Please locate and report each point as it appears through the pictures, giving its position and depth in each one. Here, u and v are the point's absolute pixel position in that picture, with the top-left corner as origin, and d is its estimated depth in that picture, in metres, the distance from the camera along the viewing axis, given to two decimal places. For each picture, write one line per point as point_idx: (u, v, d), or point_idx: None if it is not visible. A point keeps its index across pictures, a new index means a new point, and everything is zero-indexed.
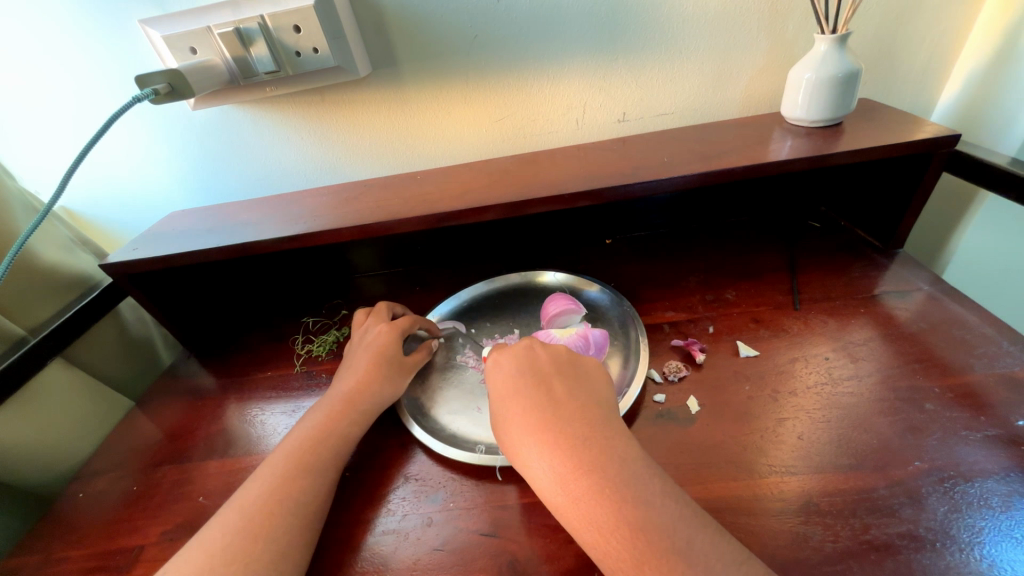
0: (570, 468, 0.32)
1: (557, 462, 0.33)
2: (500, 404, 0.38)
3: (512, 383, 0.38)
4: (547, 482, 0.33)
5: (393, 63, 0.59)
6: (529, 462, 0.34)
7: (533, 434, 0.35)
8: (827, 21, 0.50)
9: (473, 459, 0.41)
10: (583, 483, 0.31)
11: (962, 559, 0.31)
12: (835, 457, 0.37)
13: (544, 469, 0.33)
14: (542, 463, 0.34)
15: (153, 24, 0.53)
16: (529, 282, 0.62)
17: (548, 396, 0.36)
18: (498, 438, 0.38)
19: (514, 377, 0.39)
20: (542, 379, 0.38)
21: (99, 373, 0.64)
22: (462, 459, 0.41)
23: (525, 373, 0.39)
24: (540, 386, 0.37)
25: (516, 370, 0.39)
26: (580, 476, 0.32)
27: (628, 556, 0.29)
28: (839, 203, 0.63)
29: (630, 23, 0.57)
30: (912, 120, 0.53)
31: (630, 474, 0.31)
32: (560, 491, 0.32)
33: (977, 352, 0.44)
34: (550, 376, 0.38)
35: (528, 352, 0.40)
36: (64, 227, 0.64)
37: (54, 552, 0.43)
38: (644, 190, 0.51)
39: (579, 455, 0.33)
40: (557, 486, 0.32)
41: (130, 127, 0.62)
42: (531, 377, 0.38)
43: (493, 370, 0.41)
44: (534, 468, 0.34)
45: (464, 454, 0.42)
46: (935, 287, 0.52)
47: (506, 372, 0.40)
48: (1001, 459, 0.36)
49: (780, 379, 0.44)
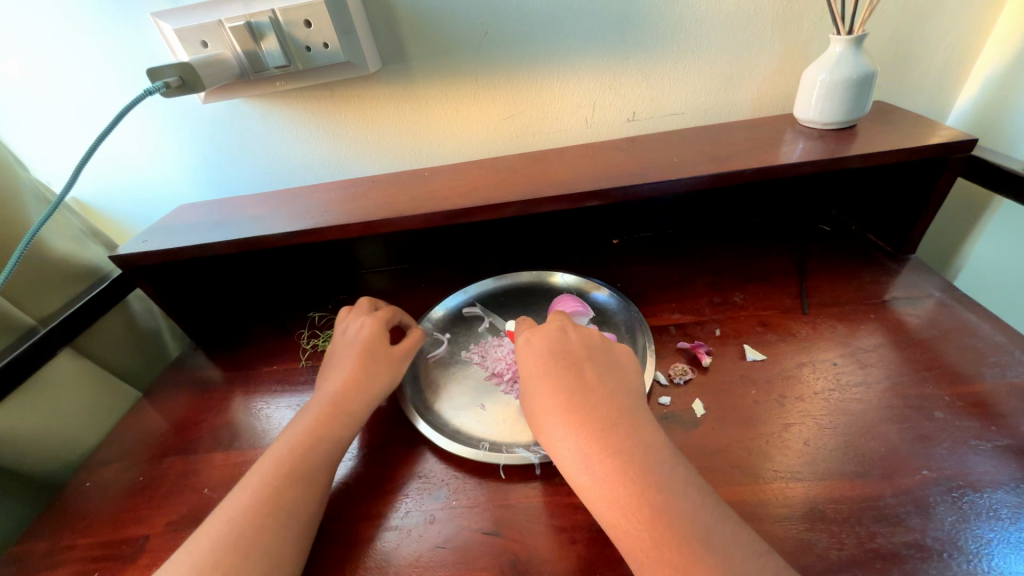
0: (597, 450, 0.32)
1: (580, 443, 0.33)
2: (529, 382, 0.38)
3: (541, 363, 0.38)
4: (569, 461, 0.33)
5: (403, 59, 0.59)
6: (552, 441, 0.35)
7: (558, 414, 0.35)
8: (842, 23, 0.49)
9: (478, 456, 0.41)
10: (607, 466, 0.31)
11: (969, 570, 0.30)
12: (841, 462, 0.37)
13: (568, 448, 0.33)
14: (569, 443, 0.34)
15: (165, 17, 0.53)
16: (539, 280, 0.62)
17: (578, 378, 0.36)
18: (525, 413, 0.38)
19: (543, 358, 0.38)
20: (573, 362, 0.37)
21: (109, 362, 0.64)
22: (467, 456, 0.41)
23: (556, 355, 0.38)
24: (570, 369, 0.37)
25: (547, 351, 0.39)
26: (606, 458, 0.32)
27: (649, 537, 0.29)
28: (850, 207, 0.62)
29: (642, 21, 0.56)
30: (928, 124, 0.52)
31: (655, 460, 0.31)
32: (584, 472, 0.32)
33: (988, 360, 0.43)
34: (581, 359, 0.38)
35: (560, 333, 0.40)
36: (74, 218, 0.65)
37: (61, 539, 0.43)
38: (653, 190, 0.50)
39: (603, 438, 0.33)
40: (581, 466, 0.32)
41: (140, 119, 0.63)
42: (561, 360, 0.38)
43: (521, 351, 0.40)
44: (560, 448, 0.34)
45: (470, 450, 0.42)
46: (947, 294, 0.51)
47: (535, 352, 0.39)
48: (1011, 470, 0.35)
49: (787, 383, 0.44)
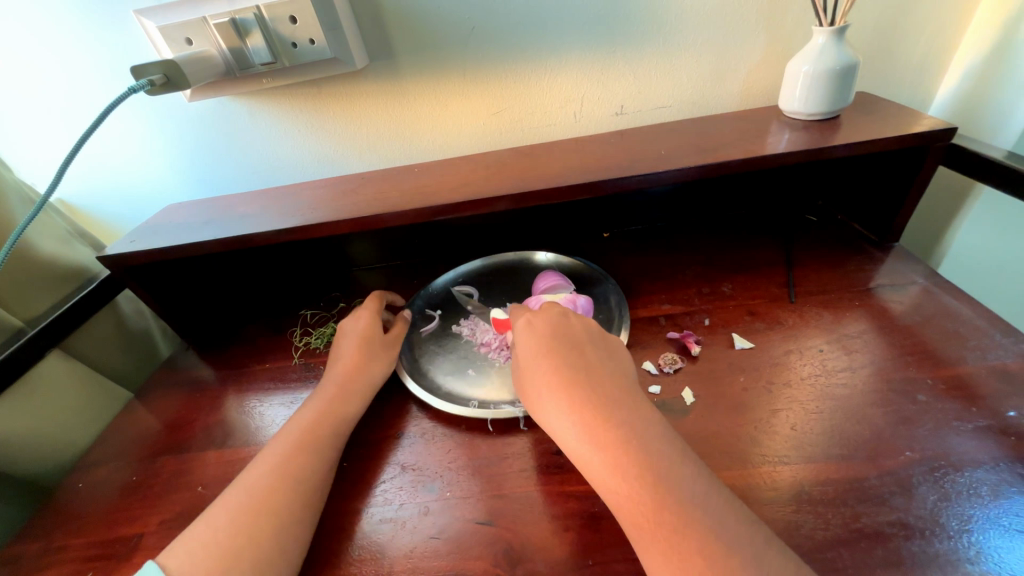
0: (599, 424, 0.33)
1: (581, 418, 0.34)
2: (530, 362, 0.39)
3: (543, 344, 0.39)
4: (570, 435, 0.34)
5: (390, 55, 0.59)
6: (553, 417, 0.35)
7: (560, 391, 0.35)
8: (825, 14, 0.50)
9: (468, 413, 0.44)
10: (608, 439, 0.32)
11: (951, 546, 0.31)
12: (828, 446, 0.38)
13: (569, 424, 0.34)
14: (570, 419, 0.34)
15: (148, 15, 0.53)
16: (523, 259, 0.65)
17: (579, 359, 0.37)
18: (524, 393, 0.39)
19: (546, 339, 0.39)
20: (576, 345, 0.38)
21: (99, 364, 0.64)
22: (457, 412, 0.45)
23: (558, 336, 0.39)
24: (572, 349, 0.38)
25: (549, 332, 0.39)
26: (608, 431, 0.32)
27: (651, 505, 0.29)
28: (836, 197, 0.63)
29: (628, 15, 0.57)
30: (910, 113, 0.53)
31: (654, 436, 0.32)
32: (585, 445, 0.33)
33: (970, 344, 0.44)
34: (583, 342, 0.39)
35: (562, 317, 0.41)
36: (61, 219, 0.64)
37: (55, 540, 0.43)
38: (642, 182, 0.51)
39: (605, 413, 0.33)
40: (582, 440, 0.33)
41: (126, 118, 0.62)
42: (564, 341, 0.38)
43: (523, 332, 0.41)
44: (558, 424, 0.35)
45: (461, 408, 0.45)
46: (931, 281, 0.52)
47: (536, 334, 0.40)
48: (991, 449, 0.36)
49: (775, 370, 0.45)
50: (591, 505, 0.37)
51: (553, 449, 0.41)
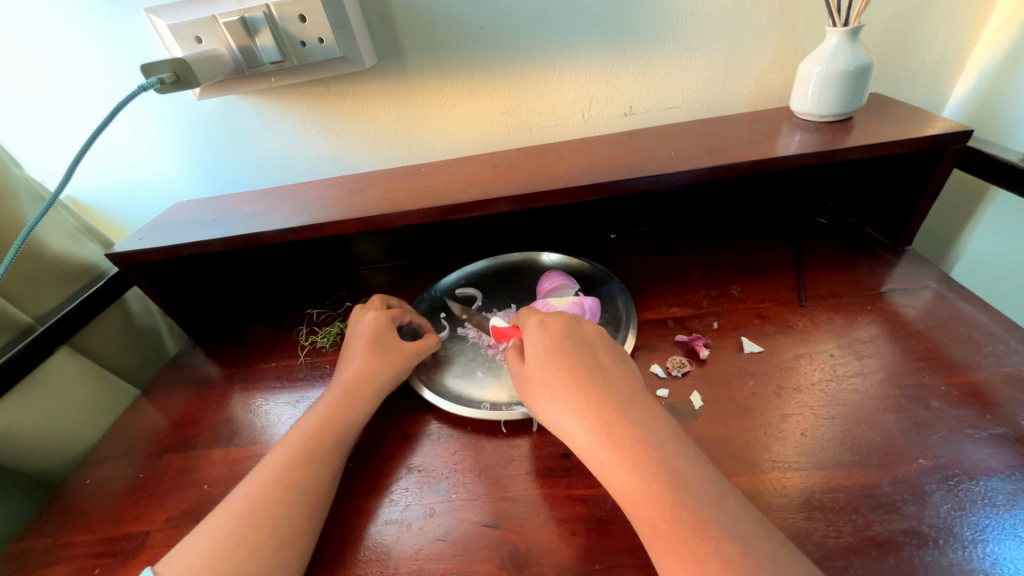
0: (612, 423, 0.33)
1: (593, 417, 0.33)
2: (541, 360, 0.38)
3: (554, 342, 0.38)
4: (581, 435, 0.34)
5: (399, 55, 0.59)
6: (563, 417, 0.35)
7: (571, 391, 0.35)
8: (839, 14, 0.49)
9: (483, 415, 0.44)
10: (622, 437, 0.32)
11: (965, 556, 0.31)
12: (839, 452, 0.37)
13: (581, 423, 0.34)
14: (581, 419, 0.34)
15: (158, 12, 0.53)
16: (529, 259, 0.65)
17: (591, 360, 0.37)
18: (532, 392, 0.38)
19: (558, 338, 0.39)
20: (587, 346, 0.38)
21: (108, 360, 0.64)
22: (471, 416, 0.45)
23: (571, 336, 0.39)
24: (584, 350, 0.38)
25: (561, 332, 0.39)
26: (621, 430, 0.32)
27: (667, 502, 0.29)
28: (848, 200, 0.62)
29: (639, 14, 0.56)
30: (924, 116, 0.52)
31: (667, 435, 0.32)
32: (597, 444, 0.33)
33: (984, 350, 0.44)
34: (595, 344, 0.39)
35: (574, 319, 0.41)
36: (70, 216, 0.65)
37: (62, 536, 0.43)
38: (650, 183, 0.50)
39: (617, 412, 0.33)
40: (594, 439, 0.33)
41: (135, 115, 0.62)
42: (576, 342, 0.38)
43: (534, 330, 0.40)
44: (569, 423, 0.34)
45: (474, 411, 0.45)
46: (944, 285, 0.51)
47: (548, 332, 0.39)
48: (1007, 458, 0.35)
49: (784, 375, 0.44)
50: (598, 509, 0.36)
51: (559, 452, 0.41)
